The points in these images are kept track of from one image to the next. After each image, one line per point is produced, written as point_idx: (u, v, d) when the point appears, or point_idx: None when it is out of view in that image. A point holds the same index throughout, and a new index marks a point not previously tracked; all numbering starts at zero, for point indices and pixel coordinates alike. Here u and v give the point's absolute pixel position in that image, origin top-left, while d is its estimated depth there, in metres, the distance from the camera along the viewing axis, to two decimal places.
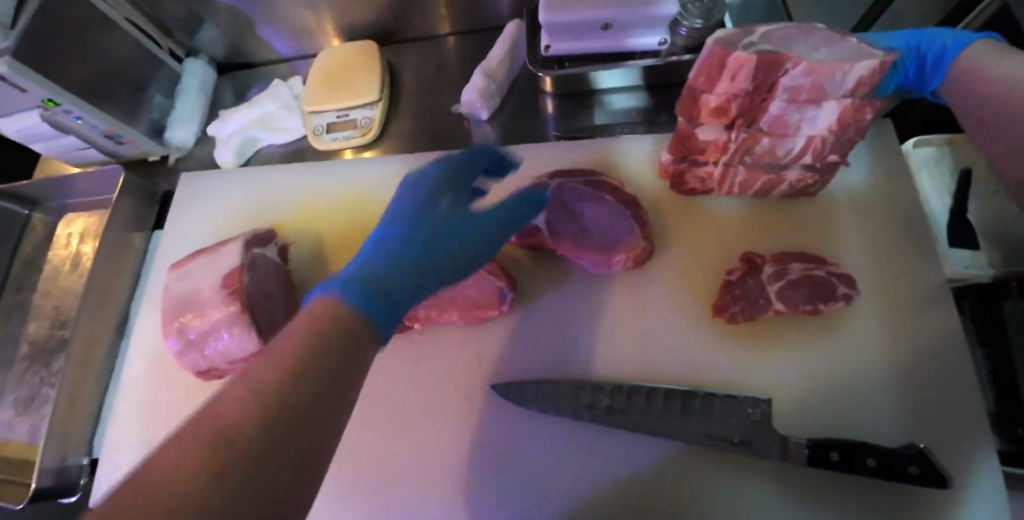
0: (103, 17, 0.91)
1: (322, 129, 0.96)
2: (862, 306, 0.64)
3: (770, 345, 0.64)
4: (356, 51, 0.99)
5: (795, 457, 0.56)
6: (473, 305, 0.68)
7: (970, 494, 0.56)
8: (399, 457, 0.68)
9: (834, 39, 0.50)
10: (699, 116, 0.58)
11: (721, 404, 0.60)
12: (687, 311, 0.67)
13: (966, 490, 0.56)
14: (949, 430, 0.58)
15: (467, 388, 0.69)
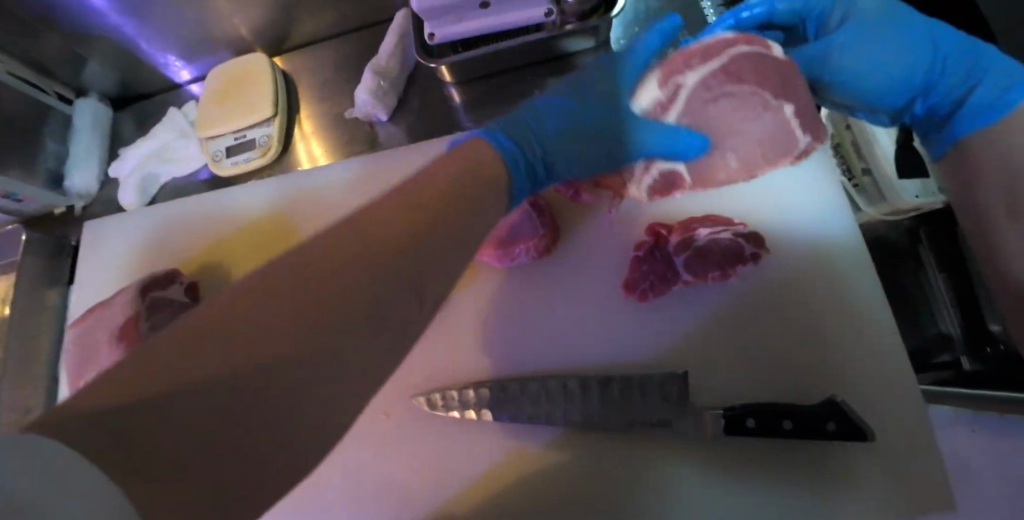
0: None
1: (221, 154, 0.92)
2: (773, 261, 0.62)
3: (686, 316, 0.62)
4: (245, 67, 0.94)
5: (713, 431, 0.54)
6: None
7: (894, 438, 0.55)
8: (328, 486, 0.65)
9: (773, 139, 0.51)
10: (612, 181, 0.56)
11: (638, 387, 0.57)
12: (601, 294, 0.65)
13: (890, 434, 0.55)
14: (868, 376, 0.57)
15: (387, 405, 0.67)
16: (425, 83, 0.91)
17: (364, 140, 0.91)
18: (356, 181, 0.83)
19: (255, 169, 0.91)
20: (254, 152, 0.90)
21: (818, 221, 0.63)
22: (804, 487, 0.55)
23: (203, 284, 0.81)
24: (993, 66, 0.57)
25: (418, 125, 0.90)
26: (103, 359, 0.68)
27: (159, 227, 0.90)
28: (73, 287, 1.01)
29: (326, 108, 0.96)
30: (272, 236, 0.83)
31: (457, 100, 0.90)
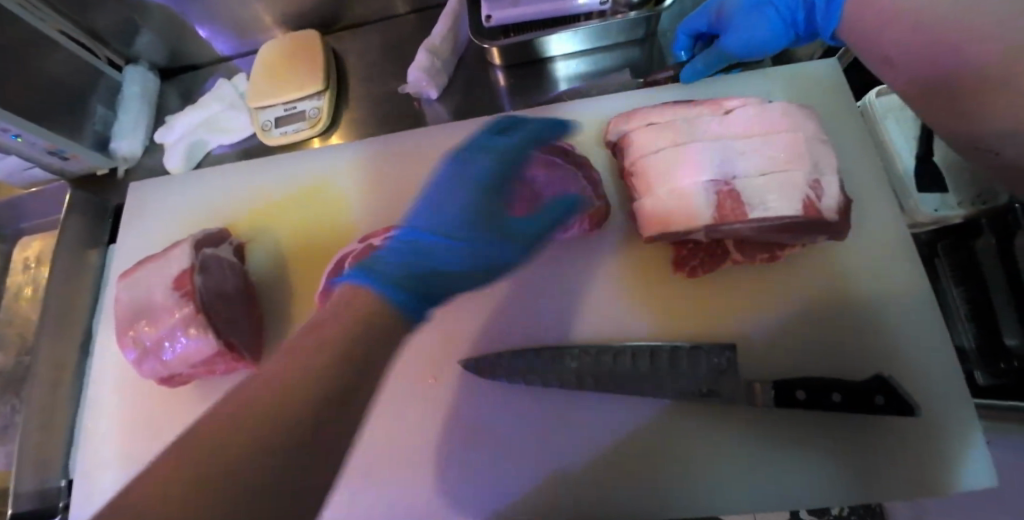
0: (37, 34, 0.88)
1: (271, 124, 0.93)
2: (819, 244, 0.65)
3: (733, 292, 0.64)
4: (300, 43, 0.96)
5: (762, 401, 0.55)
6: (438, 278, 0.72)
7: (935, 415, 0.57)
8: (369, 446, 0.65)
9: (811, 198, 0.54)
10: (695, 268, 0.65)
11: (687, 357, 0.59)
12: (647, 271, 0.67)
13: (932, 411, 0.57)
14: (908, 356, 0.59)
15: (433, 369, 0.67)
16: (474, 67, 0.94)
17: (412, 118, 0.94)
18: (405, 154, 0.85)
19: (304, 140, 0.93)
20: (304, 124, 0.92)
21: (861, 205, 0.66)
22: (848, 460, 0.57)
23: (250, 247, 0.83)
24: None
25: (465, 105, 0.92)
26: (156, 310, 0.69)
27: (207, 193, 0.91)
28: (112, 248, 1.02)
29: (375, 86, 0.98)
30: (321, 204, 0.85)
31: (502, 85, 0.92)
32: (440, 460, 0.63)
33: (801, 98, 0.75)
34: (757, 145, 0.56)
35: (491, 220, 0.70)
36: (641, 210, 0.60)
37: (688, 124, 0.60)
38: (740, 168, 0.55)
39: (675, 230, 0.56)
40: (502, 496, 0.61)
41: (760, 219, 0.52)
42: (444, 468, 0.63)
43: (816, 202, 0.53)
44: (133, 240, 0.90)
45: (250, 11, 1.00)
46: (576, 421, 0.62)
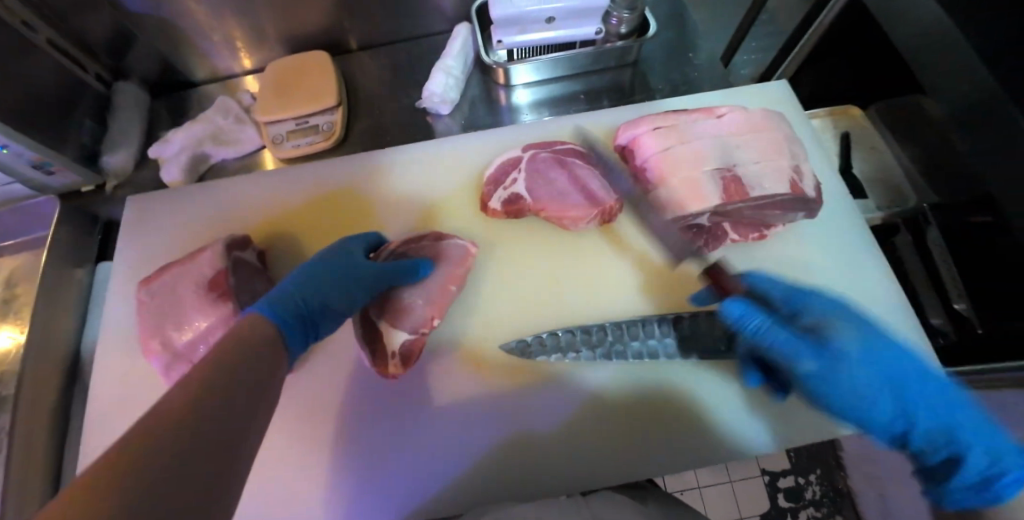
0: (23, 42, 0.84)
1: (282, 137, 0.96)
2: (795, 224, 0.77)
3: (738, 268, 0.73)
4: (308, 61, 1.00)
5: (771, 352, 0.65)
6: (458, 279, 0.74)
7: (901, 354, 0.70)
8: (422, 430, 0.70)
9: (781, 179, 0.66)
10: (700, 247, 0.73)
11: (704, 321, 0.68)
12: (663, 252, 0.75)
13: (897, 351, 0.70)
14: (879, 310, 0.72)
15: (477, 354, 0.72)
16: (479, 84, 1.02)
17: (423, 130, 1.01)
18: (423, 159, 0.88)
19: (317, 152, 0.97)
20: (318, 136, 0.96)
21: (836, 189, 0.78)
22: None
23: (270, 252, 0.83)
24: (979, 425, 0.54)
25: (471, 119, 1.01)
26: (186, 312, 0.68)
27: (214, 204, 0.90)
28: (102, 266, 0.98)
29: (383, 102, 1.05)
30: (339, 208, 0.86)
31: (504, 103, 1.02)
32: (488, 439, 0.69)
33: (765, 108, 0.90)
34: (749, 140, 0.68)
35: (517, 216, 0.77)
36: (657, 198, 0.69)
37: (691, 125, 0.71)
38: (740, 158, 0.67)
39: (690, 211, 0.66)
40: (545, 461, 0.68)
41: (760, 196, 0.63)
42: (492, 444, 0.69)
43: (799, 182, 0.65)
44: (138, 253, 0.88)
45: (259, 31, 1.05)
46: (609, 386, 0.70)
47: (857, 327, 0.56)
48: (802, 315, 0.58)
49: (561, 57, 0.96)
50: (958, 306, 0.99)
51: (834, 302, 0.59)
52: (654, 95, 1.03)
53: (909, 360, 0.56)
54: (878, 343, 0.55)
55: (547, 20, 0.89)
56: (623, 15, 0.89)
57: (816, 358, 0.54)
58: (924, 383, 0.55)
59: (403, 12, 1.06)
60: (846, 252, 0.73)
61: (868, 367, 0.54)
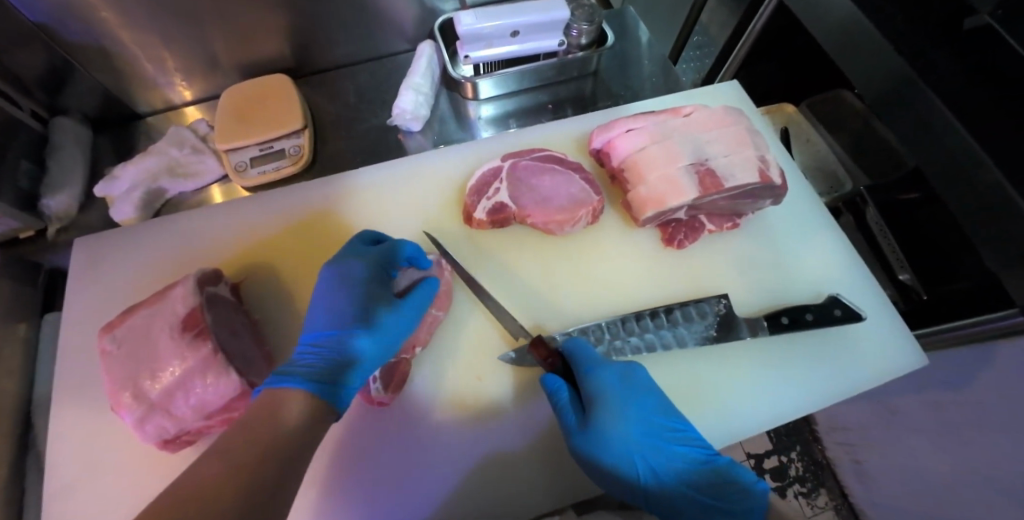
0: None
1: (245, 164, 0.92)
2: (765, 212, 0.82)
3: (716, 257, 0.76)
4: (269, 85, 0.98)
5: (759, 332, 0.69)
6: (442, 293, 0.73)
7: (877, 316, 0.74)
8: (431, 457, 0.68)
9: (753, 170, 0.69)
10: (683, 239, 0.76)
11: (694, 310, 0.70)
12: (644, 247, 0.78)
13: (872, 313, 0.74)
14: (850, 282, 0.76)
15: (476, 368, 0.72)
16: (448, 99, 1.03)
17: (393, 149, 1.00)
18: (400, 177, 0.86)
19: (283, 177, 0.94)
20: (285, 161, 0.94)
21: (796, 175, 0.83)
22: (821, 364, 0.71)
23: (244, 285, 0.79)
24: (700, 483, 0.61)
25: (442, 133, 1.01)
26: (160, 358, 0.62)
27: (173, 241, 0.83)
28: (47, 318, 0.90)
29: (349, 123, 1.03)
30: (318, 234, 0.83)
31: (473, 116, 1.03)
32: (495, 452, 0.68)
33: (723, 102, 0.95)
34: (716, 135, 0.72)
35: (502, 225, 0.78)
36: (637, 196, 0.71)
37: (661, 124, 0.74)
38: (710, 153, 0.70)
39: (670, 205, 0.68)
40: (555, 465, 0.69)
41: (734, 187, 0.67)
42: (499, 457, 0.68)
43: (767, 171, 0.68)
44: (97, 299, 0.80)
45: (214, 58, 1.01)
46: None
47: (626, 406, 0.62)
48: (595, 386, 0.63)
49: (522, 72, 0.98)
50: (902, 277, 1.07)
51: (631, 371, 0.65)
52: (615, 101, 1.07)
53: (660, 428, 0.63)
54: (630, 422, 0.62)
55: (513, 33, 0.91)
56: (584, 27, 0.93)
57: (583, 440, 0.62)
58: (673, 454, 0.62)
59: (363, 33, 1.06)
60: (812, 233, 0.78)
61: (625, 447, 0.62)
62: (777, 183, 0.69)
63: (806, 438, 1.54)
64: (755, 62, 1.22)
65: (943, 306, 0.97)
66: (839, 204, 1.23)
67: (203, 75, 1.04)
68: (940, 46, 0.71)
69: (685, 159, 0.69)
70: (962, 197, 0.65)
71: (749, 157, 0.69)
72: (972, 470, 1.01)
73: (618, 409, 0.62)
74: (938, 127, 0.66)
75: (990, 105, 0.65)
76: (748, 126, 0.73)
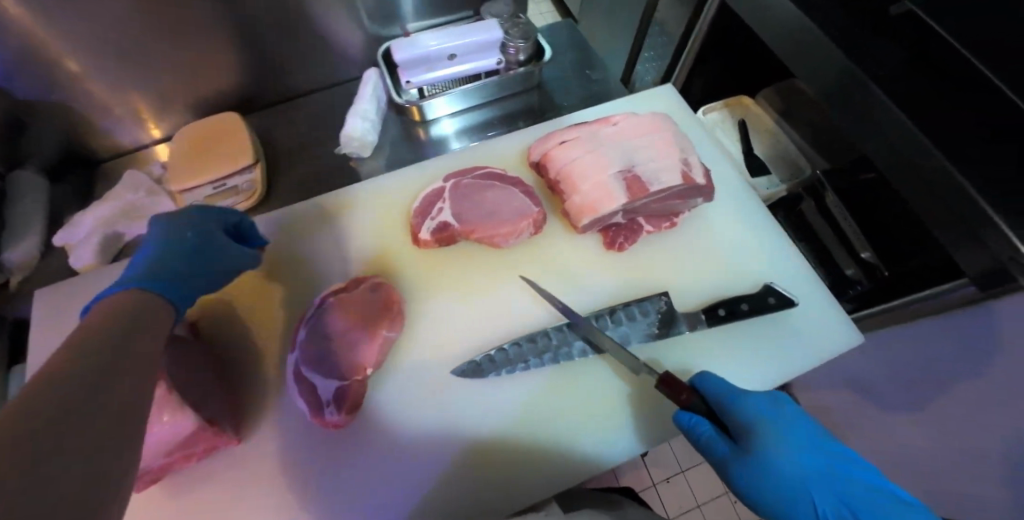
0: None
1: (199, 204, 0.95)
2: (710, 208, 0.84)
3: (658, 256, 0.80)
4: (222, 122, 0.99)
5: (698, 325, 0.72)
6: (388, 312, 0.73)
7: (817, 300, 0.77)
8: (400, 472, 0.69)
9: (677, 171, 0.71)
10: (625, 241, 0.79)
11: (638, 309, 0.73)
12: (588, 252, 0.80)
13: (812, 296, 0.77)
14: (792, 272, 0.78)
15: (434, 380, 0.74)
16: (397, 124, 1.05)
17: (346, 175, 1.03)
18: (351, 203, 0.89)
19: (238, 214, 0.96)
20: (239, 198, 0.96)
21: (733, 172, 0.86)
22: (764, 348, 0.74)
23: (201, 322, 0.80)
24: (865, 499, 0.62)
25: (393, 157, 1.03)
26: None
27: None
28: (14, 368, 0.91)
29: (300, 152, 1.06)
30: (274, 266, 0.85)
31: (424, 138, 1.05)
32: (453, 460, 0.70)
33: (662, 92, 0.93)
34: (641, 142, 0.75)
35: (448, 244, 0.81)
36: (573, 205, 0.74)
37: (591, 134, 0.77)
38: (638, 159, 0.73)
39: (603, 212, 0.71)
40: (510, 470, 0.70)
41: (659, 190, 0.70)
42: (456, 466, 0.70)
43: (690, 172, 0.72)
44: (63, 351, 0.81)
45: (163, 99, 1.03)
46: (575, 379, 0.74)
47: (783, 434, 0.64)
48: (748, 416, 0.65)
49: (475, 88, 1.00)
50: (864, 254, 1.09)
51: (780, 400, 0.67)
52: (563, 110, 1.08)
53: (810, 448, 0.65)
54: (793, 449, 0.64)
55: (450, 56, 0.96)
56: (519, 44, 0.96)
57: (743, 469, 0.64)
58: (843, 481, 0.64)
59: (308, 62, 1.09)
60: (748, 227, 0.82)
61: (783, 467, 0.63)
62: (703, 182, 0.73)
63: None
64: (700, 62, 1.26)
65: (910, 281, 1.00)
66: (801, 191, 1.23)
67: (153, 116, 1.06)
68: (876, 37, 0.73)
69: (612, 167, 0.72)
70: (906, 184, 0.68)
71: (675, 160, 0.72)
72: (951, 441, 1.02)
73: (775, 437, 0.64)
74: (877, 110, 0.69)
75: (918, 86, 0.68)
76: (674, 130, 0.77)
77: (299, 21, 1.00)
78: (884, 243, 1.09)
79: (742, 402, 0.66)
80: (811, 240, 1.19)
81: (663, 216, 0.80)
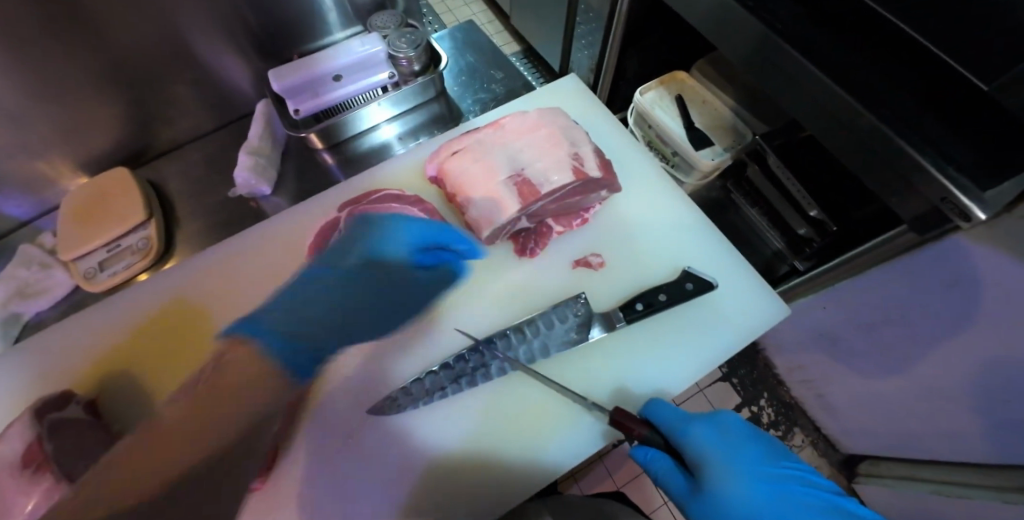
0: None
1: (94, 269, 0.89)
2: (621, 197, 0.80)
3: (575, 255, 0.77)
4: (109, 181, 0.94)
5: (618, 324, 0.69)
6: None
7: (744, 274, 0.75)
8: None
9: (566, 167, 0.68)
10: (534, 246, 0.77)
11: (552, 317, 0.70)
12: (501, 262, 0.77)
13: (740, 270, 0.75)
14: (713, 250, 0.76)
15: (350, 428, 0.69)
16: (300, 154, 1.01)
17: (252, 215, 0.98)
18: (251, 246, 0.84)
19: (137, 274, 0.90)
20: (134, 257, 0.90)
21: (641, 156, 0.84)
22: (691, 336, 0.72)
23: (102, 398, 0.75)
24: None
25: (300, 189, 0.98)
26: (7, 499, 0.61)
27: (26, 368, 0.79)
28: None
29: (203, 198, 1.01)
30: (175, 326, 0.80)
31: (331, 163, 1.00)
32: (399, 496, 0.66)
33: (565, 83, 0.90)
34: (530, 142, 0.72)
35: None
36: (471, 218, 0.71)
37: (480, 141, 0.73)
38: (524, 161, 0.70)
39: (498, 223, 0.68)
40: (457, 499, 0.66)
41: (550, 191, 0.67)
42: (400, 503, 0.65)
43: (582, 167, 0.69)
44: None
45: (47, 165, 0.96)
46: (502, 395, 0.70)
47: (732, 463, 0.63)
48: (694, 449, 0.64)
49: (382, 101, 0.95)
50: (813, 213, 1.07)
51: (725, 423, 0.67)
52: (470, 117, 1.05)
53: (763, 471, 0.64)
54: (746, 480, 0.63)
55: (335, 78, 0.92)
56: (409, 55, 0.92)
57: (699, 507, 0.64)
58: (796, 505, 0.62)
59: (198, 102, 1.03)
60: (665, 210, 0.79)
61: (739, 504, 0.61)
62: (596, 174, 0.69)
63: (771, 383, 1.61)
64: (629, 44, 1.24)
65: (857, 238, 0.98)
66: (746, 155, 1.22)
67: (41, 185, 0.98)
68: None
69: (500, 175, 0.69)
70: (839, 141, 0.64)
71: (563, 156, 0.69)
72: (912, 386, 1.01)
73: (723, 470, 0.62)
74: (799, 72, 0.65)
75: (825, 45, 0.65)
76: (563, 124, 0.73)
77: (178, 62, 0.95)
78: (828, 199, 1.06)
79: (689, 436, 0.64)
80: (766, 203, 1.24)
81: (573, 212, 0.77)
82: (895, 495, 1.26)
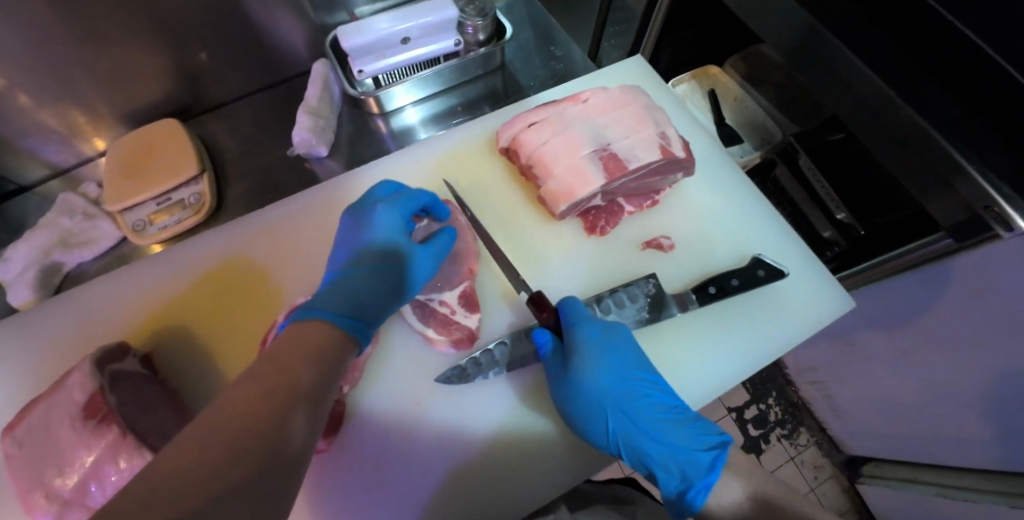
0: None
1: (143, 223, 0.87)
2: (692, 182, 0.80)
3: (642, 236, 0.76)
4: (159, 133, 0.91)
5: (690, 305, 0.69)
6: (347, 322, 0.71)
7: (811, 268, 0.75)
8: (397, 485, 0.66)
9: (654, 146, 0.68)
10: (604, 225, 0.76)
11: (624, 295, 0.70)
12: (568, 240, 0.76)
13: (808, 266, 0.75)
14: (780, 240, 0.76)
15: (414, 394, 0.70)
16: (355, 120, 0.99)
17: (304, 178, 0.96)
18: (309, 209, 0.82)
19: (187, 230, 0.88)
20: (186, 213, 0.88)
21: (710, 144, 0.83)
22: (755, 323, 0.72)
23: (156, 354, 0.73)
24: (659, 424, 0.61)
25: (354, 155, 0.97)
26: (65, 452, 0.57)
27: (69, 319, 0.76)
28: None
29: (251, 159, 0.99)
30: (230, 282, 0.78)
31: (384, 130, 0.98)
32: (463, 457, 0.67)
33: (634, 63, 0.88)
34: (614, 119, 0.71)
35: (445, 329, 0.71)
36: (549, 190, 0.69)
37: (560, 114, 0.72)
38: (610, 137, 0.70)
39: (580, 196, 0.67)
40: (520, 465, 0.67)
41: (638, 168, 0.66)
42: (463, 468, 0.67)
43: (669, 146, 0.68)
44: (7, 408, 0.70)
45: (92, 112, 0.92)
46: None
47: (604, 353, 0.63)
48: (574, 335, 0.64)
49: (443, 69, 0.94)
50: (840, 216, 0.99)
51: (614, 328, 0.66)
52: (530, 92, 1.03)
53: (628, 370, 0.63)
54: (606, 369, 0.62)
55: (404, 40, 0.89)
56: (477, 23, 0.91)
57: (559, 384, 0.64)
58: (647, 408, 0.62)
59: (251, 59, 1.00)
60: (733, 200, 0.79)
61: (593, 392, 0.61)
62: (681, 154, 0.69)
63: (781, 383, 1.62)
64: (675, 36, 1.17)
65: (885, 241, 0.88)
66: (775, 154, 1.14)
67: (84, 133, 0.95)
68: None
69: (584, 149, 0.68)
70: (879, 139, 0.59)
71: (653, 135, 0.68)
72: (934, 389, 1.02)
73: (591, 356, 0.61)
74: (838, 63, 0.60)
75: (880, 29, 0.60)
76: (649, 103, 0.73)
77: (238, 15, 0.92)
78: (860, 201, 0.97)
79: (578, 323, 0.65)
80: (790, 204, 1.13)
81: (642, 194, 0.77)
82: (898, 496, 1.30)
